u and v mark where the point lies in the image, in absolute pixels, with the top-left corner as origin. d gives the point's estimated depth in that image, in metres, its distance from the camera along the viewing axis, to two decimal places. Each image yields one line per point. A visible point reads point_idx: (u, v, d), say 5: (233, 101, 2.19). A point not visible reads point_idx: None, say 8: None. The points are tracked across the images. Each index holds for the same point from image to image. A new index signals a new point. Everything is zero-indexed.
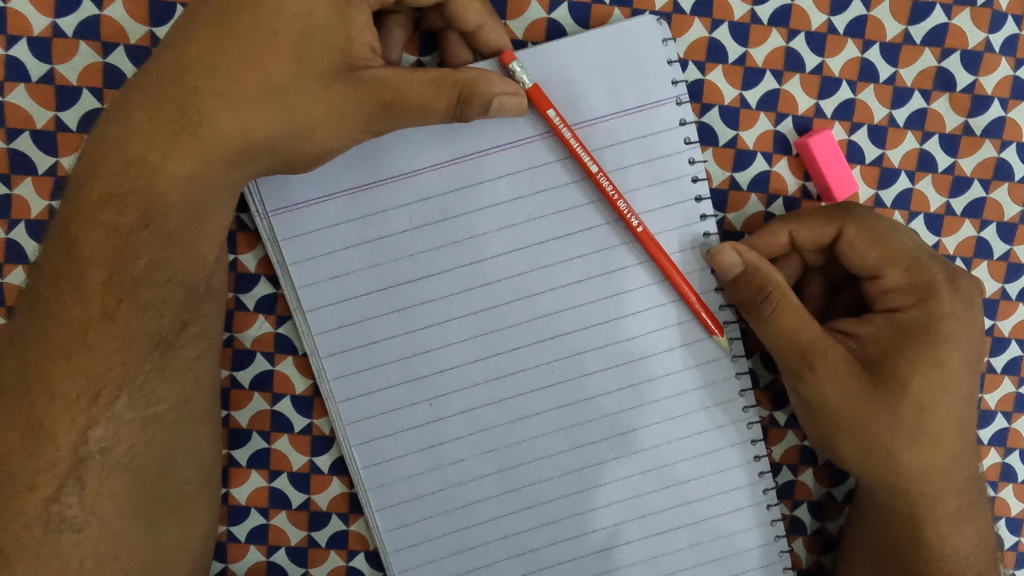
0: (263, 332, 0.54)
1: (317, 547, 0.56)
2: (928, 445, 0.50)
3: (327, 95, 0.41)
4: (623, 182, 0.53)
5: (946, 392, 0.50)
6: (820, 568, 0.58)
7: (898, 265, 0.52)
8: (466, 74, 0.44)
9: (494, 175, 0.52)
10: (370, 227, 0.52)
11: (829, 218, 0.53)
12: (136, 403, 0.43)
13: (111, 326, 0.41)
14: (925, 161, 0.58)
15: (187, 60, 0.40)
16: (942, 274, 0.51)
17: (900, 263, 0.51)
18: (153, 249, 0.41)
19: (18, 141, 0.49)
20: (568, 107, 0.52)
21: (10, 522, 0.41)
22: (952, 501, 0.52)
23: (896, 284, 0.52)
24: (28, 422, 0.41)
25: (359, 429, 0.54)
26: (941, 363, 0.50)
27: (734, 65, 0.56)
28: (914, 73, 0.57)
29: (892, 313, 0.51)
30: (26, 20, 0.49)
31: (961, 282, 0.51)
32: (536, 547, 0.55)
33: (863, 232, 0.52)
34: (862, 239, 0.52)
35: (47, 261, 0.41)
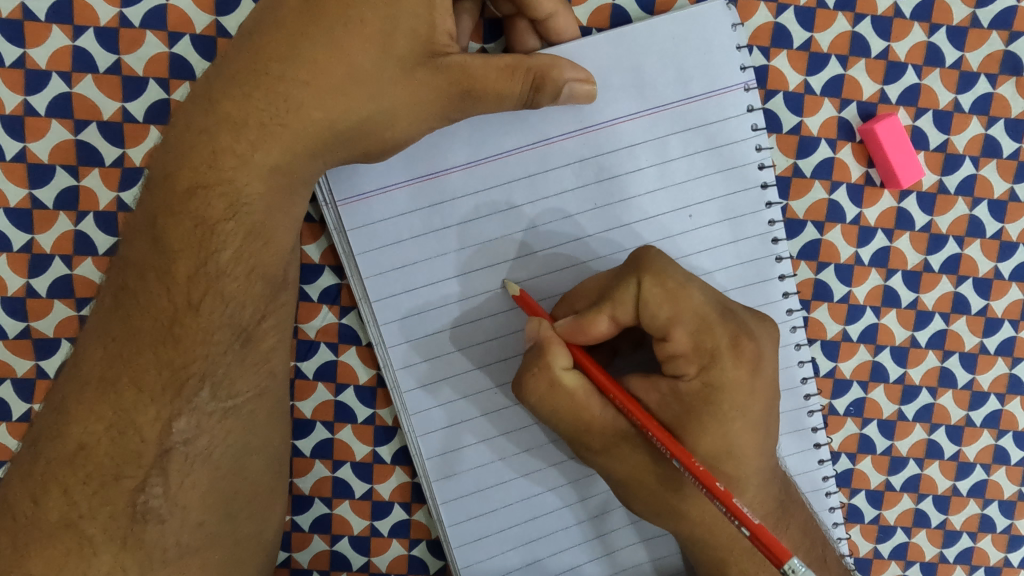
0: (328, 322, 0.54)
1: (380, 536, 0.56)
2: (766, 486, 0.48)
3: (409, 82, 0.42)
4: (688, 170, 0.53)
5: (628, 450, 0.48)
6: (875, 554, 0.61)
7: (684, 326, 0.46)
8: (538, 61, 0.44)
9: (561, 163, 0.52)
10: (437, 216, 0.52)
11: (624, 273, 0.48)
12: (217, 395, 0.42)
13: (195, 318, 0.41)
14: (990, 146, 0.57)
15: (272, 49, 0.41)
16: (732, 337, 0.47)
17: (686, 325, 0.46)
18: (237, 239, 0.41)
19: (85, 133, 0.49)
20: (636, 93, 0.52)
21: (95, 514, 0.40)
22: (803, 522, 0.52)
23: (681, 349, 0.47)
24: (115, 412, 0.41)
25: (424, 420, 0.54)
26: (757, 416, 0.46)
27: (798, 50, 0.55)
28: (980, 57, 0.56)
29: (677, 382, 0.47)
30: (93, 10, 0.48)
31: (750, 347, 0.47)
32: (596, 536, 0.56)
33: (656, 286, 0.46)
34: (655, 294, 0.46)
35: (130, 251, 0.42)
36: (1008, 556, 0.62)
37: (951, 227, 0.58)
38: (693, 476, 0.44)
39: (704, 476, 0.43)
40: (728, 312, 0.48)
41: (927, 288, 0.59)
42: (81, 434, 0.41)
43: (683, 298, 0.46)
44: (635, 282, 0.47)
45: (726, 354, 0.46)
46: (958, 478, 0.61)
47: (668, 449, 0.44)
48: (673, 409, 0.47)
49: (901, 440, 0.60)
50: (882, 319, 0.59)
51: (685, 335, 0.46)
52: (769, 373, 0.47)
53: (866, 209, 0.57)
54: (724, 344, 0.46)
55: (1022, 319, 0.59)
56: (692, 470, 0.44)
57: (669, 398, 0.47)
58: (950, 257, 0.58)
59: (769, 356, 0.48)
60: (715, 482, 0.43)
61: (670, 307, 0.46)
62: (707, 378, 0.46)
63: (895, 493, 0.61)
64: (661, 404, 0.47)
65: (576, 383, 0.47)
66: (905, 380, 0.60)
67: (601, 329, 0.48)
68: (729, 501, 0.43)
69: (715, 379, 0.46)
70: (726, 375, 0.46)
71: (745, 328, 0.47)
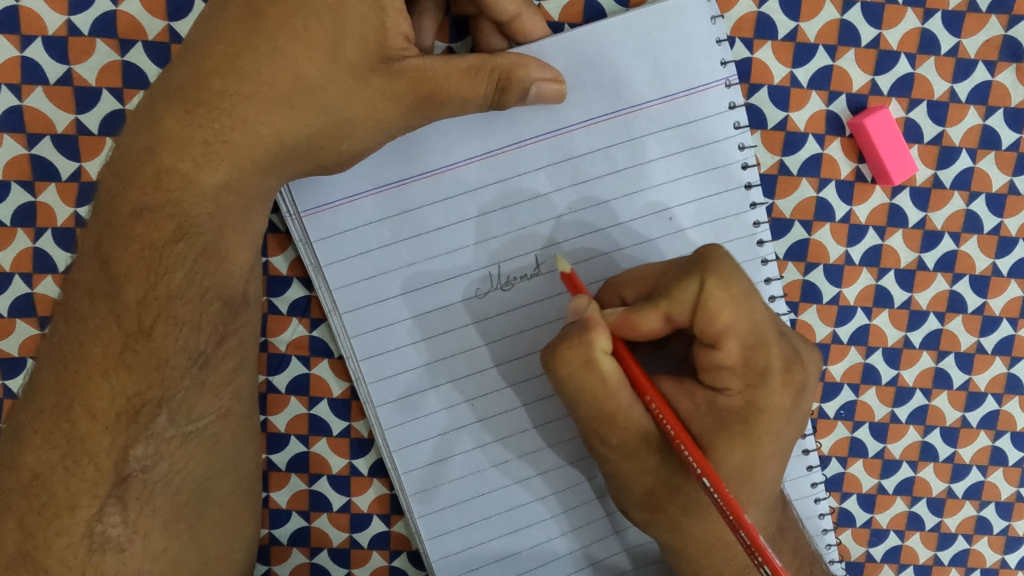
0: (298, 335, 0.52)
1: (359, 548, 0.55)
2: (753, 499, 0.46)
3: (362, 90, 0.40)
4: (667, 171, 0.50)
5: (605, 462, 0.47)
6: (867, 557, 0.60)
7: (739, 338, 0.44)
8: (503, 60, 0.42)
9: (534, 166, 0.50)
10: (406, 224, 0.50)
11: (690, 268, 0.45)
12: (176, 420, 0.42)
13: (148, 344, 0.41)
14: (988, 138, 0.54)
15: (216, 63, 0.40)
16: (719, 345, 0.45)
17: (741, 337, 0.44)
18: (189, 261, 0.41)
19: (39, 147, 0.48)
20: (611, 93, 0.49)
21: (52, 545, 0.40)
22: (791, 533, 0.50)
23: (730, 361, 0.44)
24: (69, 441, 0.41)
25: (399, 433, 0.52)
26: (739, 431, 0.44)
27: (784, 41, 0.52)
28: (978, 44, 0.53)
29: (715, 394, 0.45)
30: (40, 19, 0.46)
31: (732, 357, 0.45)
32: (578, 548, 0.54)
33: (722, 288, 0.44)
34: (721, 296, 0.43)
35: (80, 277, 0.42)
36: (1005, 557, 0.60)
37: (946, 223, 0.55)
38: (721, 500, 0.40)
39: (731, 502, 0.40)
40: (783, 333, 0.46)
41: (921, 287, 0.56)
42: (36, 463, 0.41)
43: (745, 308, 0.44)
44: (697, 282, 0.44)
45: (776, 376, 0.44)
46: (954, 480, 0.59)
47: (699, 466, 0.42)
48: (704, 421, 0.45)
49: (894, 443, 0.59)
50: (873, 320, 0.57)
51: (738, 348, 0.44)
52: (808, 405, 0.46)
53: (856, 206, 0.55)
54: (776, 366, 0.45)
55: (1021, 317, 0.57)
56: (721, 494, 0.41)
57: (703, 409, 0.45)
58: (946, 255, 0.56)
59: (813, 386, 0.46)
60: (743, 512, 0.40)
61: (730, 313, 0.44)
62: (750, 396, 0.44)
63: (888, 496, 0.59)
64: (692, 413, 0.45)
65: (613, 369, 0.45)
66: (898, 382, 0.58)
67: (651, 326, 0.45)
68: (754, 536, 0.39)
69: (758, 400, 0.44)
70: (770, 399, 0.44)
71: (794, 353, 0.46)
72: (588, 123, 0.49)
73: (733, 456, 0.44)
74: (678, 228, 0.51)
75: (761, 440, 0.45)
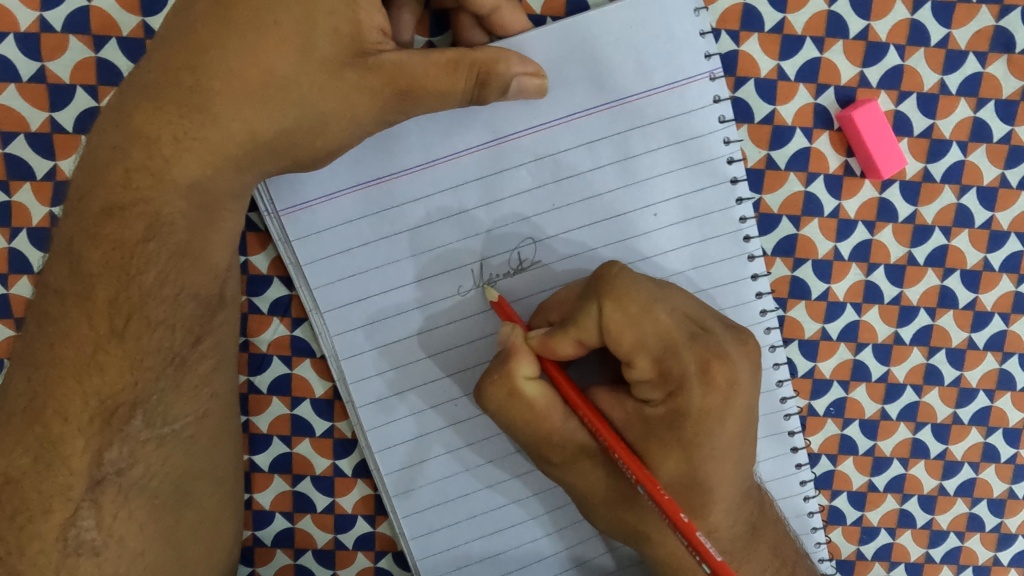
0: (279, 335, 0.51)
1: (344, 549, 0.55)
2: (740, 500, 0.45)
3: (336, 84, 0.39)
4: (651, 167, 0.50)
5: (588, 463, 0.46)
6: (858, 555, 0.59)
7: (649, 352, 0.44)
8: (482, 54, 0.41)
9: (515, 162, 0.49)
10: (386, 223, 0.49)
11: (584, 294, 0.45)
12: (151, 422, 0.42)
13: (120, 345, 0.40)
14: (979, 130, 0.53)
15: (186, 59, 0.39)
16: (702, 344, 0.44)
17: (651, 350, 0.44)
18: (161, 260, 0.40)
19: (13, 145, 0.47)
20: (593, 87, 0.48)
21: (24, 550, 0.40)
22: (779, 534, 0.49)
23: (647, 373, 0.44)
24: (41, 444, 0.40)
25: (381, 433, 0.52)
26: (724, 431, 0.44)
27: (770, 33, 0.51)
28: (969, 34, 0.52)
29: (643, 406, 0.45)
30: (12, 15, 0.46)
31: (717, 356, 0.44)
32: (564, 547, 0.54)
33: (618, 309, 0.44)
34: (618, 318, 0.44)
35: (51, 277, 0.41)
36: (998, 555, 0.60)
37: (936, 218, 0.55)
38: (657, 504, 0.42)
39: (666, 504, 0.42)
40: (699, 336, 0.45)
41: (911, 282, 0.55)
42: (8, 467, 0.40)
43: (648, 322, 0.44)
44: (596, 307, 0.44)
45: (695, 383, 0.43)
46: (945, 477, 0.58)
47: (633, 474, 0.43)
48: (637, 430, 0.45)
49: (884, 440, 0.58)
50: (863, 316, 0.56)
51: (650, 362, 0.44)
52: (742, 403, 0.44)
53: (845, 200, 0.54)
54: (693, 372, 0.43)
55: (1013, 312, 0.56)
56: (657, 499, 0.42)
57: (634, 418, 0.45)
58: (936, 250, 0.55)
59: (745, 385, 0.44)
60: (679, 513, 0.41)
61: (632, 333, 0.44)
62: (673, 404, 0.44)
63: (879, 494, 0.59)
64: (626, 423, 0.45)
65: (538, 393, 0.45)
66: (889, 379, 0.57)
67: (567, 351, 0.45)
68: (692, 535, 0.41)
69: (683, 406, 0.43)
70: (693, 404, 0.43)
71: (719, 351, 0.44)
72: (570, 118, 0.49)
73: (668, 464, 0.44)
74: (664, 224, 0.50)
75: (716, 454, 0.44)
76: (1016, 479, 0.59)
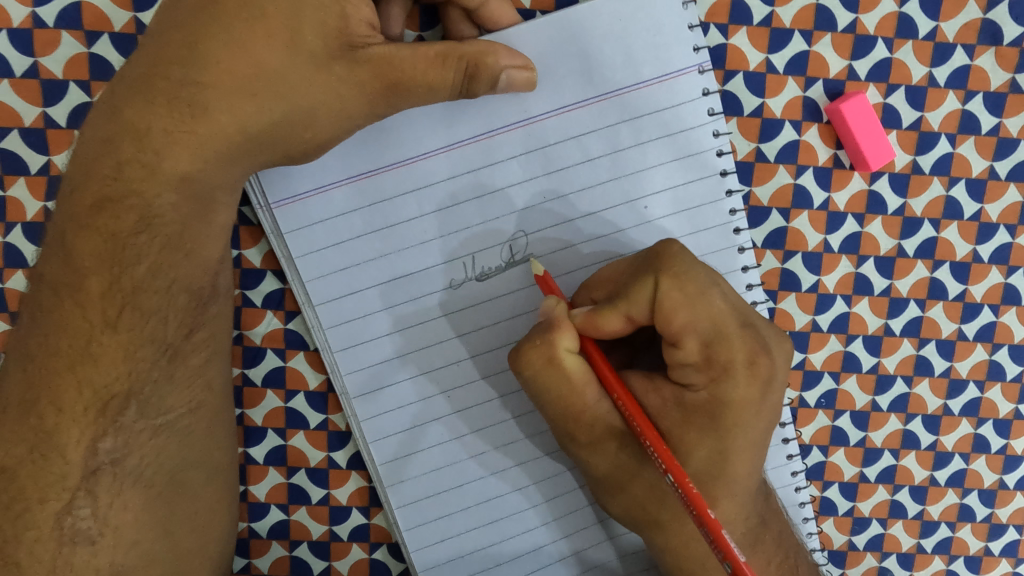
0: (273, 328, 0.52)
1: (339, 541, 0.55)
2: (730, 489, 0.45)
3: (325, 78, 0.40)
4: (641, 159, 0.50)
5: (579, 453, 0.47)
6: (850, 546, 0.60)
7: (698, 336, 0.44)
8: (471, 48, 0.42)
9: (507, 156, 0.49)
10: (378, 215, 0.49)
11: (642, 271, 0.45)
12: (145, 413, 0.42)
13: (114, 336, 0.41)
14: (968, 122, 0.54)
15: (176, 53, 0.39)
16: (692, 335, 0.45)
17: (700, 335, 0.44)
18: (153, 253, 0.41)
19: (7, 141, 0.47)
20: (583, 82, 0.49)
21: (21, 539, 0.40)
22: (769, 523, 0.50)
23: (691, 358, 0.44)
24: (36, 435, 0.41)
25: (375, 425, 0.52)
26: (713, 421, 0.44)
27: (759, 26, 0.52)
28: (957, 27, 0.53)
29: (682, 391, 0.45)
30: (5, 11, 0.46)
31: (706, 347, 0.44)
32: (557, 538, 0.54)
33: (676, 288, 0.44)
34: (674, 296, 0.44)
35: (44, 269, 0.41)
36: (989, 545, 0.60)
37: (926, 210, 0.55)
38: (684, 495, 0.41)
39: (695, 498, 0.40)
40: (749, 325, 0.45)
41: (901, 274, 0.56)
42: (3, 458, 0.41)
43: (702, 306, 0.44)
44: (652, 281, 0.44)
45: (740, 370, 0.44)
46: (936, 468, 0.59)
47: (663, 462, 0.42)
48: (672, 415, 0.45)
49: (875, 431, 0.58)
50: (853, 308, 0.56)
51: (698, 345, 0.44)
52: (779, 397, 0.45)
53: (835, 193, 0.54)
54: (740, 360, 0.44)
55: (1003, 303, 0.57)
56: (684, 491, 0.41)
57: (670, 403, 0.45)
58: (926, 242, 0.55)
59: (783, 378, 0.46)
60: (706, 508, 0.40)
61: (685, 313, 0.44)
62: (714, 390, 0.44)
63: (870, 485, 0.59)
64: (661, 408, 0.46)
65: (578, 365, 0.45)
66: (879, 370, 0.57)
67: (614, 326, 0.45)
68: (717, 531, 0.40)
69: (723, 394, 0.44)
70: (735, 393, 0.44)
71: (763, 343, 0.45)
72: (560, 112, 0.49)
73: (699, 451, 0.44)
74: (654, 216, 0.51)
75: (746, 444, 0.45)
76: (1006, 469, 0.59)
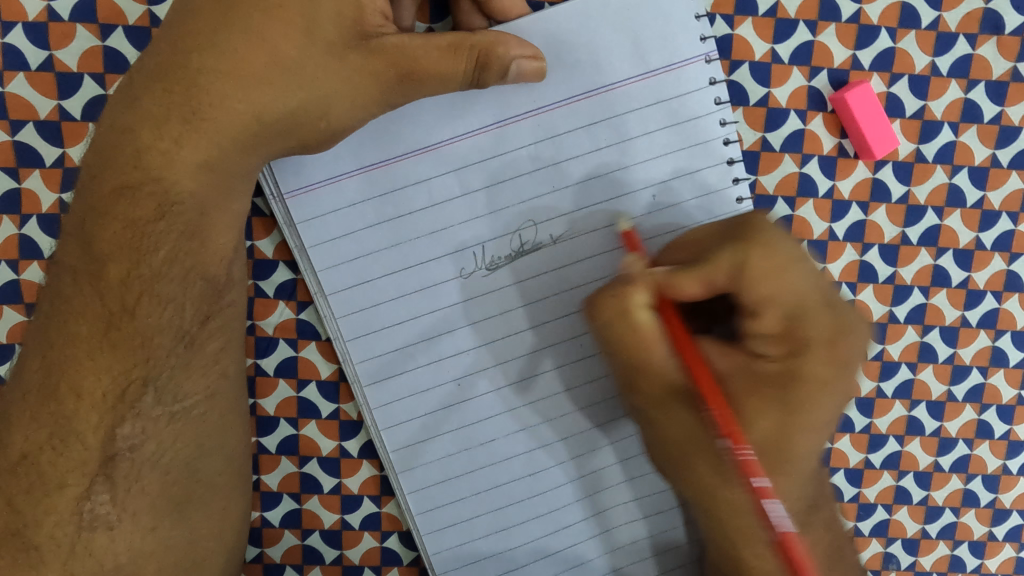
0: (285, 319, 0.52)
1: (351, 529, 0.56)
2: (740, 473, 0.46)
3: (340, 67, 0.41)
4: (650, 148, 0.51)
5: None
6: (856, 532, 0.60)
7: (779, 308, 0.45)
8: (483, 37, 0.42)
9: (516, 145, 0.50)
10: (389, 205, 0.50)
11: (731, 238, 0.45)
12: (162, 399, 0.43)
13: (132, 323, 0.41)
14: (970, 111, 0.54)
15: (192, 44, 0.40)
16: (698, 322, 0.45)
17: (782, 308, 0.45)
18: (171, 240, 0.42)
19: (22, 134, 0.48)
20: (590, 72, 0.49)
21: (42, 523, 0.41)
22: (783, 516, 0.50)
23: (770, 330, 0.45)
24: (56, 421, 0.41)
25: (387, 412, 0.52)
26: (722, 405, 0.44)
27: (764, 17, 0.52)
28: (958, 16, 0.53)
29: (755, 361, 0.46)
30: (20, 5, 0.47)
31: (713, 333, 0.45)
32: (568, 524, 0.54)
33: (766, 258, 0.44)
34: (763, 266, 0.44)
35: (64, 257, 0.42)
36: (993, 530, 0.61)
37: (929, 197, 0.56)
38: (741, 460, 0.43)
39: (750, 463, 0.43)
40: (831, 303, 0.46)
41: (905, 262, 0.57)
42: (23, 443, 0.41)
43: (787, 278, 0.45)
44: (742, 248, 0.44)
45: (819, 347, 0.45)
46: (940, 454, 0.60)
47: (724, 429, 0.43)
48: (740, 383, 0.45)
49: (880, 417, 0.59)
50: (858, 296, 0.57)
51: (778, 318, 0.45)
52: (849, 379, 0.46)
53: (839, 181, 0.55)
54: (819, 338, 0.45)
55: (1005, 290, 0.57)
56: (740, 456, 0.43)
57: (741, 371, 0.46)
58: (929, 229, 0.56)
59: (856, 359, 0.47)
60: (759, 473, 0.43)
61: (771, 284, 0.44)
62: (789, 363, 0.45)
63: (875, 471, 0.60)
64: (730, 377, 0.46)
65: (651, 326, 0.45)
66: (884, 357, 0.58)
67: (693, 289, 0.45)
68: (765, 499, 0.42)
69: (798, 368, 0.45)
70: (811, 368, 0.45)
71: (843, 324, 0.46)
72: (568, 102, 0.50)
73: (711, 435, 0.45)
74: (662, 205, 0.51)
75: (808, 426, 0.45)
76: (1009, 455, 0.60)
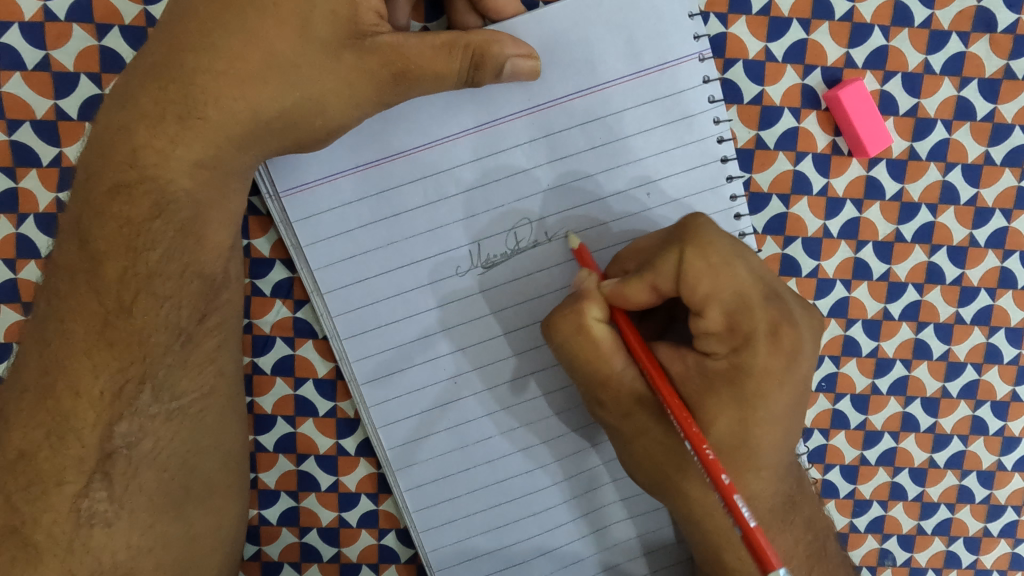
0: (282, 317, 0.53)
1: (349, 527, 0.56)
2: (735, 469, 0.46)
3: (335, 66, 0.41)
4: (644, 147, 0.51)
5: None
6: (852, 528, 0.60)
7: (722, 304, 0.44)
8: (477, 36, 0.42)
9: (511, 144, 0.50)
10: (385, 204, 0.50)
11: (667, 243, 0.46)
12: (159, 397, 0.43)
13: (129, 321, 0.42)
14: (963, 109, 0.55)
15: (188, 44, 0.40)
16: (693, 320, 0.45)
17: (725, 303, 0.44)
18: (167, 238, 0.42)
19: (19, 133, 0.48)
20: (584, 71, 0.50)
21: (39, 520, 0.41)
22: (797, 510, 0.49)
23: (715, 327, 0.45)
24: (53, 418, 0.41)
25: (383, 410, 0.53)
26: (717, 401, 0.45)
27: (758, 15, 0.52)
28: (951, 14, 0.53)
29: (704, 358, 0.45)
30: (16, 5, 0.47)
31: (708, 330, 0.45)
32: (564, 521, 0.55)
33: (699, 258, 0.44)
34: (697, 266, 0.44)
35: (61, 256, 0.42)
36: (988, 526, 0.61)
37: (923, 195, 0.56)
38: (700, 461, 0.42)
39: (710, 463, 0.41)
40: (774, 295, 0.45)
41: (899, 259, 0.57)
42: (21, 441, 0.41)
43: (725, 275, 0.44)
44: (676, 252, 0.45)
45: (763, 340, 0.44)
46: (935, 450, 0.60)
47: (682, 428, 0.43)
48: (693, 382, 0.45)
49: (875, 414, 0.59)
50: (853, 293, 0.57)
51: (721, 314, 0.44)
52: (805, 369, 0.45)
53: (833, 178, 0.55)
54: (762, 330, 0.44)
55: (999, 287, 0.58)
56: (700, 455, 0.42)
57: (693, 370, 0.45)
58: (923, 226, 0.56)
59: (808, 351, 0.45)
60: (720, 474, 0.41)
61: (708, 282, 0.44)
62: (735, 359, 0.44)
63: (870, 467, 0.60)
64: (683, 374, 0.46)
65: (603, 334, 0.47)
66: (878, 354, 0.58)
67: (638, 297, 0.46)
68: (730, 497, 0.40)
69: (745, 363, 0.44)
70: (757, 362, 0.44)
71: (788, 315, 0.45)
72: (563, 101, 0.50)
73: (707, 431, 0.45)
74: (657, 203, 0.51)
75: (784, 420, 0.44)
76: (1004, 450, 0.60)
